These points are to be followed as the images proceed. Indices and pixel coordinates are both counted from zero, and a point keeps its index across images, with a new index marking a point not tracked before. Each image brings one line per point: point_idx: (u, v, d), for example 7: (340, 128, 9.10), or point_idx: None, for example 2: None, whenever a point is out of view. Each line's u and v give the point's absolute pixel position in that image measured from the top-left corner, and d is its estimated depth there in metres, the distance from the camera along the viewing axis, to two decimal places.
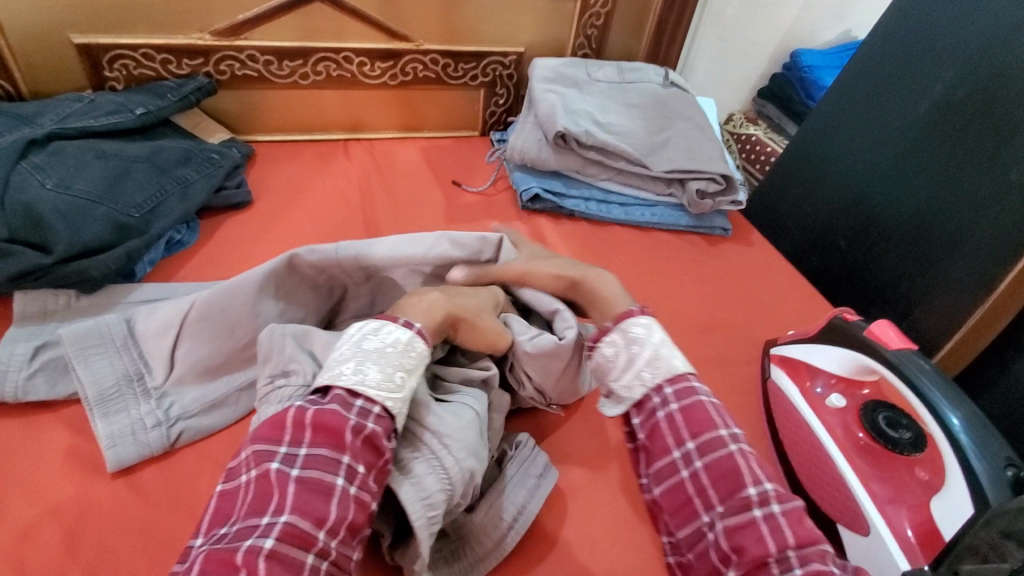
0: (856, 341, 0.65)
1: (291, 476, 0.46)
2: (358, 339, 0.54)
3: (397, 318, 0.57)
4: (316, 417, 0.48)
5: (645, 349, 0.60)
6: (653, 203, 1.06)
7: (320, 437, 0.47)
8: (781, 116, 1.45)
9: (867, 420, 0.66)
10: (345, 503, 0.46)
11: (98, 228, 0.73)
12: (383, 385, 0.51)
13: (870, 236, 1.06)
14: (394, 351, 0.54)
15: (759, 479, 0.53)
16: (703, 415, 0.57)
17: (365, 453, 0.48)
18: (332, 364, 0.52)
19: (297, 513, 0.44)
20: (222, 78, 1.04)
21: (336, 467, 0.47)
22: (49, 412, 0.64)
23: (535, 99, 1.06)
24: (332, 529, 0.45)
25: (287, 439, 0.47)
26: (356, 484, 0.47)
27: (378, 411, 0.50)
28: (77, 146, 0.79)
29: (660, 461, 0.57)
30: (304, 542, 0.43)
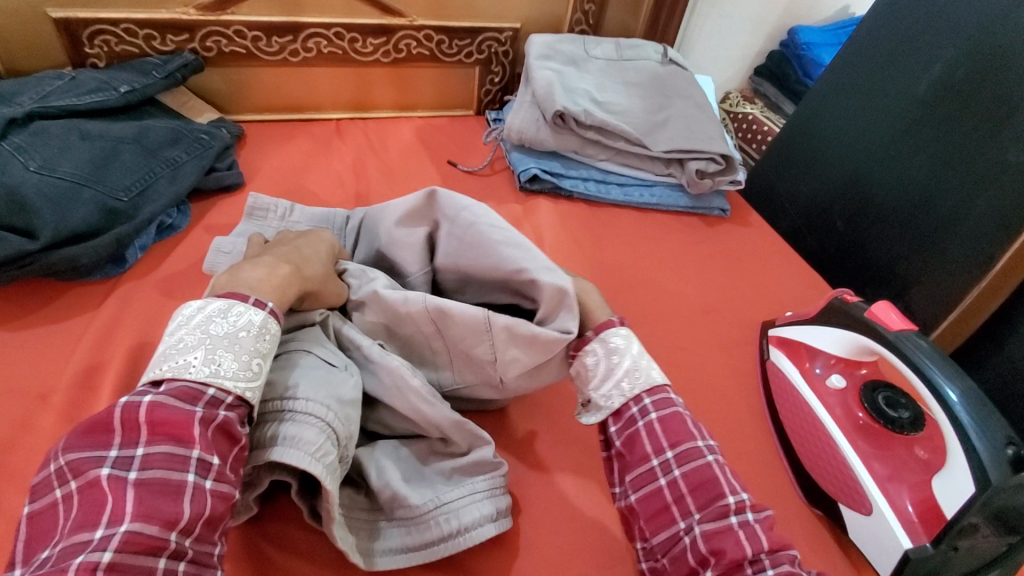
0: (858, 323, 0.65)
1: (126, 480, 0.41)
2: (203, 323, 0.50)
3: (246, 296, 0.53)
4: (151, 414, 0.43)
5: (624, 359, 0.59)
6: (652, 183, 1.05)
7: (160, 433, 0.43)
8: (778, 94, 1.44)
9: (866, 399, 0.67)
10: (200, 498, 0.42)
11: (85, 212, 0.70)
12: (240, 375, 0.48)
13: (866, 217, 1.06)
14: (249, 335, 0.51)
15: (735, 489, 0.52)
16: (681, 426, 0.56)
17: (217, 442, 0.45)
18: (172, 355, 0.48)
19: (142, 517, 0.40)
20: (208, 55, 1.00)
21: (182, 462, 0.43)
22: (39, 399, 0.61)
23: (531, 76, 1.03)
24: (185, 528, 0.41)
25: (119, 441, 0.43)
26: (212, 476, 0.44)
27: (231, 402, 0.47)
28: (59, 126, 0.76)
29: (637, 466, 0.55)
30: (152, 548, 0.40)
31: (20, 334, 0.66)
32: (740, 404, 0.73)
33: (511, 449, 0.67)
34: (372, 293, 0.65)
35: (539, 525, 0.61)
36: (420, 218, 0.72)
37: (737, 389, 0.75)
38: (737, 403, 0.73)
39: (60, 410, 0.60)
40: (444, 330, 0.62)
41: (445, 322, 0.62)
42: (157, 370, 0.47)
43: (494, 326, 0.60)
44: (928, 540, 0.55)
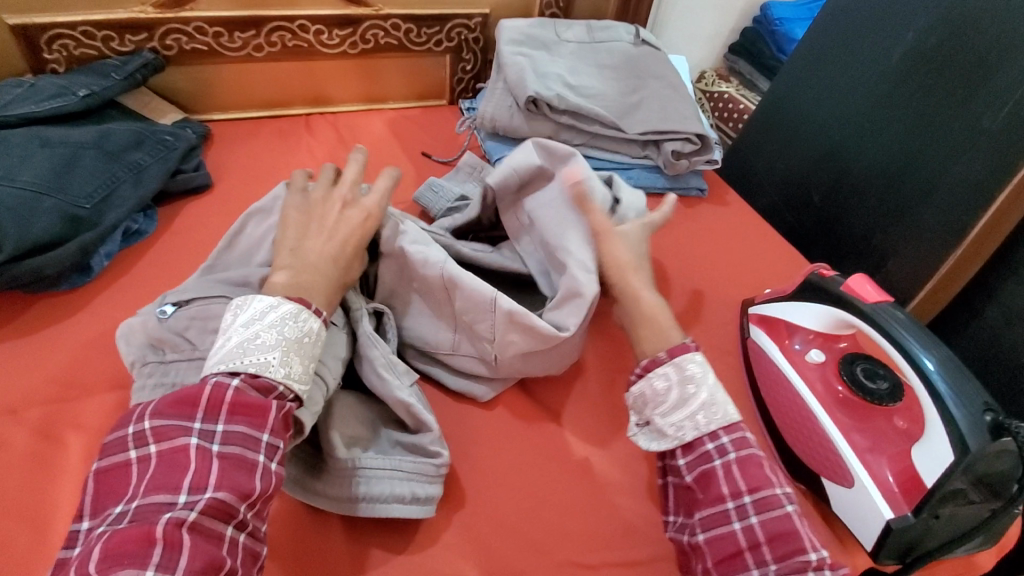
0: (834, 297, 0.65)
1: (211, 452, 0.46)
2: (277, 323, 0.52)
3: (310, 304, 0.54)
4: (236, 397, 0.47)
5: (700, 391, 0.57)
6: (628, 166, 1.04)
7: (239, 415, 0.47)
8: (752, 71, 1.43)
9: (844, 370, 0.67)
10: (268, 477, 0.47)
11: (47, 222, 0.68)
12: (307, 378, 0.52)
13: (843, 190, 1.07)
14: (314, 341, 0.53)
15: (815, 544, 0.50)
16: (759, 470, 0.54)
17: (284, 428, 0.49)
18: (251, 352, 0.50)
19: (223, 488, 0.45)
20: (170, 54, 0.97)
21: (256, 445, 0.47)
22: (10, 416, 0.59)
23: (503, 63, 1.02)
24: (253, 502, 0.46)
25: (200, 415, 0.47)
26: (278, 459, 0.48)
27: (294, 399, 0.51)
28: (22, 135, 0.74)
29: (709, 506, 0.54)
30: (226, 516, 0.44)
31: None
32: (722, 383, 0.74)
33: (495, 440, 0.66)
34: (399, 249, 0.66)
35: (526, 515, 0.61)
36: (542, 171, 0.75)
37: (718, 369, 0.75)
38: (718, 382, 0.74)
39: (32, 427, 0.59)
40: (457, 302, 0.65)
41: (454, 293, 0.65)
42: (233, 364, 0.50)
43: (499, 309, 0.63)
44: (909, 510, 0.55)
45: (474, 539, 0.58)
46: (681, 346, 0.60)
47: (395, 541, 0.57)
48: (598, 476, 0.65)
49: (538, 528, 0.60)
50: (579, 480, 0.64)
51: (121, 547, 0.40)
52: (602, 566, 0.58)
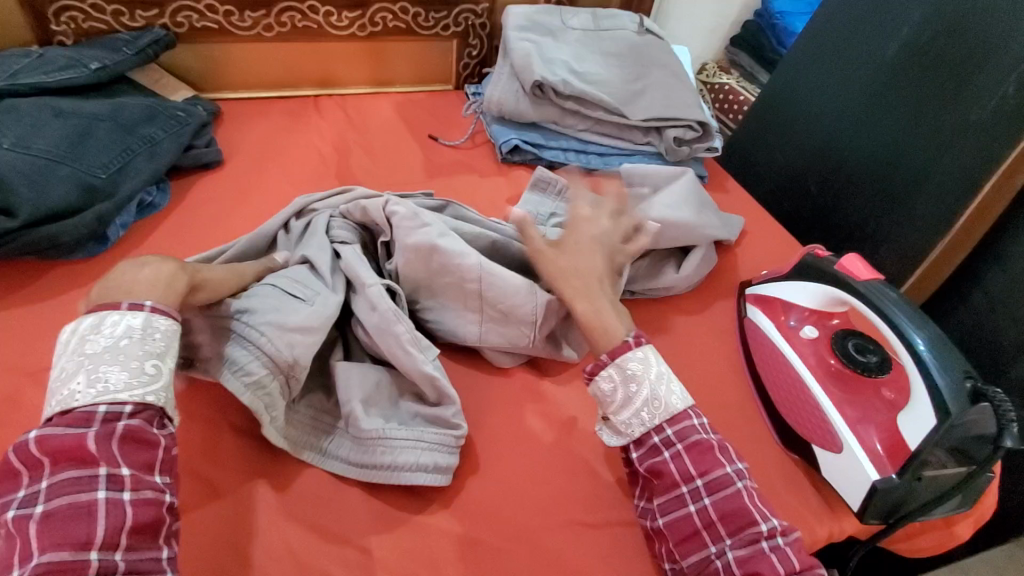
0: (828, 276, 0.69)
1: (32, 516, 0.42)
2: (78, 346, 0.48)
3: (116, 304, 0.50)
4: (43, 448, 0.44)
5: (643, 389, 0.59)
6: (631, 152, 1.06)
7: (60, 463, 0.44)
8: (753, 64, 1.46)
9: (837, 345, 0.70)
10: (115, 511, 0.43)
11: (63, 190, 0.68)
12: (132, 383, 0.48)
13: (838, 180, 1.10)
14: (130, 341, 0.48)
15: (767, 516, 0.55)
16: (709, 454, 0.57)
17: (124, 456, 0.45)
18: (58, 388, 0.47)
19: (54, 547, 0.41)
20: (180, 31, 0.98)
21: (92, 482, 0.43)
22: (28, 376, 0.61)
23: (509, 47, 1.04)
24: (105, 544, 0.42)
25: (27, 480, 0.44)
26: (126, 488, 0.45)
27: (131, 411, 0.47)
28: (31, 103, 0.74)
29: (666, 492, 0.57)
30: (75, 570, 0.41)
31: (5, 314, 0.66)
32: (720, 359, 0.77)
33: (501, 408, 0.69)
34: (428, 245, 0.68)
35: (531, 478, 0.63)
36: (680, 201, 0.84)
37: (715, 346, 0.78)
38: (716, 359, 0.77)
39: (52, 387, 0.61)
40: (487, 292, 0.69)
41: (486, 287, 0.69)
42: (49, 409, 0.47)
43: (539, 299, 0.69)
44: (894, 471, 0.59)
45: (481, 500, 0.61)
46: (623, 345, 0.62)
47: (408, 502, 0.60)
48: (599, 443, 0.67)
49: (540, 491, 0.62)
50: (583, 446, 0.67)
51: None
52: (604, 526, 0.61)
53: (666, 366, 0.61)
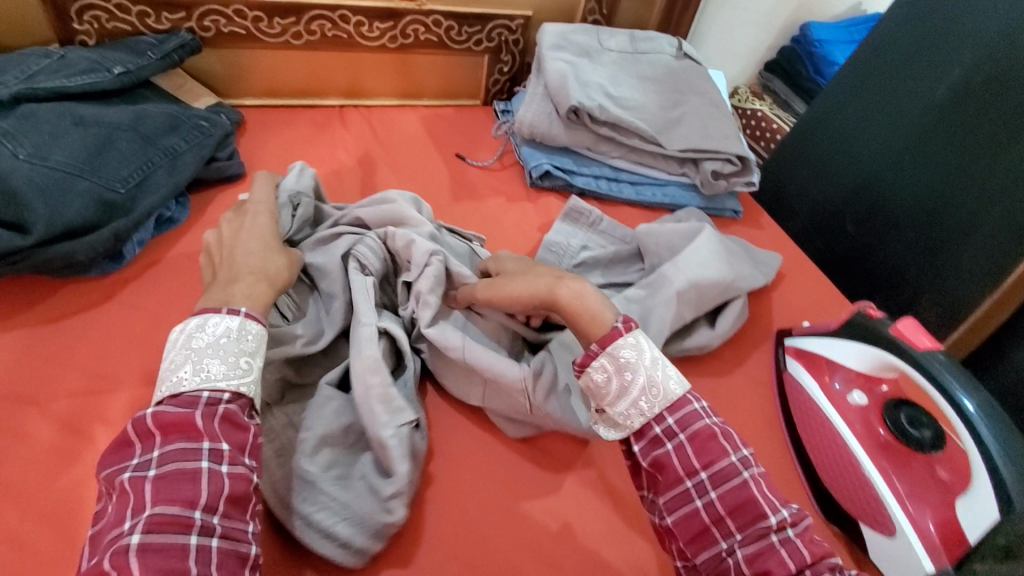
0: (880, 338, 0.65)
1: (147, 477, 0.45)
2: (185, 341, 0.52)
3: (221, 307, 0.54)
4: (159, 420, 0.47)
5: (638, 377, 0.54)
6: (664, 183, 1.03)
7: (172, 435, 0.47)
8: (788, 91, 1.43)
9: (888, 415, 0.67)
10: (215, 480, 0.46)
11: (79, 206, 0.65)
12: (230, 374, 0.51)
13: (876, 223, 1.06)
14: (230, 340, 0.53)
15: (775, 507, 0.50)
16: (713, 443, 0.53)
17: (225, 433, 0.49)
18: (166, 376, 0.50)
19: (165, 503, 0.44)
20: (206, 36, 0.95)
21: (196, 453, 0.46)
22: (35, 406, 0.58)
23: (544, 67, 1.00)
24: (208, 506, 0.45)
25: (140, 450, 0.47)
26: (226, 462, 0.47)
27: (230, 397, 0.50)
28: (50, 110, 0.70)
29: (670, 487, 0.53)
30: (183, 526, 0.43)
31: (11, 336, 0.62)
32: (756, 415, 0.73)
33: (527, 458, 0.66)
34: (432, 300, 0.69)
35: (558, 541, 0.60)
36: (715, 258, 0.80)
37: (750, 399, 0.75)
38: (751, 413, 0.73)
39: (60, 419, 0.58)
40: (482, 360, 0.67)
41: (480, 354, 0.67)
42: (157, 395, 0.50)
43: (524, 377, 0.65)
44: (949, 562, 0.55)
45: (504, 561, 0.59)
46: (611, 331, 0.56)
47: None
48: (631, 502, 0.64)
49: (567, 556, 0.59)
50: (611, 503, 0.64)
51: None
52: None
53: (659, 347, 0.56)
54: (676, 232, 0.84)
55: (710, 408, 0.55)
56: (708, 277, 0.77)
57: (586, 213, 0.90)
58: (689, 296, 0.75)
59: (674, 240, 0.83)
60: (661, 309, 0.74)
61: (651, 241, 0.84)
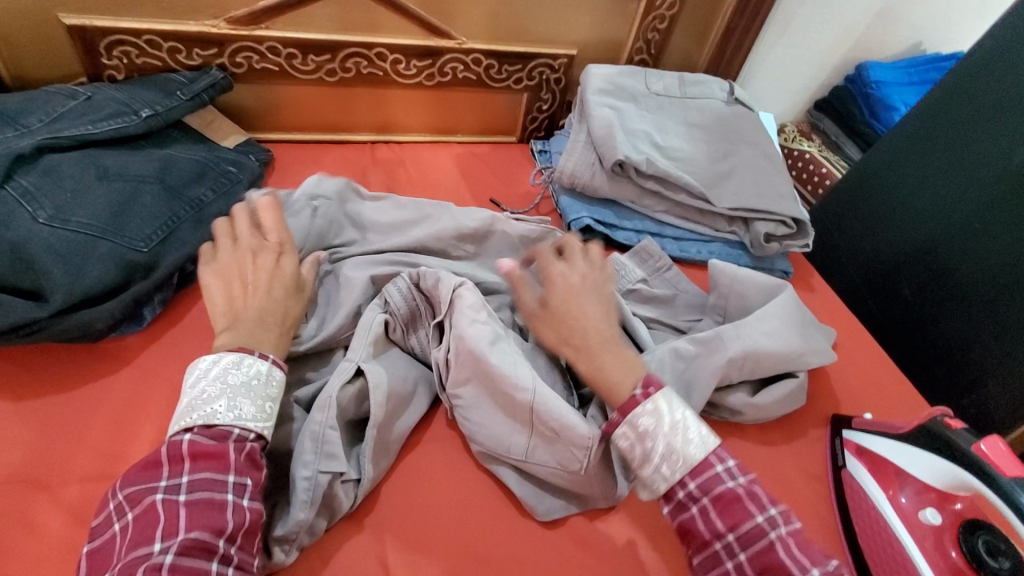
0: (960, 455, 0.58)
1: (178, 501, 0.47)
2: (220, 374, 0.53)
3: (254, 350, 0.56)
4: (192, 447, 0.49)
5: (658, 444, 0.55)
6: (710, 240, 0.97)
7: (201, 463, 0.49)
8: (839, 133, 1.37)
9: (964, 540, 0.60)
10: (242, 511, 0.48)
11: (100, 270, 0.61)
12: (258, 417, 0.53)
13: (939, 290, 0.99)
14: (261, 382, 0.55)
15: (806, 567, 0.48)
16: (736, 503, 0.53)
17: (249, 468, 0.51)
18: (198, 407, 0.52)
19: (197, 529, 0.46)
20: (239, 72, 0.91)
21: (227, 485, 0.49)
22: (42, 491, 0.54)
23: (588, 113, 0.94)
24: (231, 535, 0.47)
25: (167, 472, 0.49)
26: (248, 495, 0.50)
27: (256, 438, 0.53)
28: (74, 162, 0.67)
29: (700, 550, 0.53)
30: (207, 552, 0.45)
31: (22, 408, 0.59)
32: (812, 518, 0.67)
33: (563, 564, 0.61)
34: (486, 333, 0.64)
35: None
36: (790, 322, 0.75)
37: (803, 496, 0.69)
38: (803, 514, 0.67)
39: (68, 508, 0.54)
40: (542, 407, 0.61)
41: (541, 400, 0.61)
42: (184, 424, 0.51)
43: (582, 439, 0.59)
44: None
45: None
46: (629, 399, 0.57)
47: None
48: None
49: None
50: None
51: None
52: None
53: (683, 412, 0.56)
54: (751, 285, 0.78)
55: (735, 469, 0.55)
56: (770, 347, 0.71)
57: (657, 255, 0.88)
58: (744, 364, 0.70)
59: (749, 290, 0.78)
60: (708, 376, 0.69)
61: (723, 283, 0.79)
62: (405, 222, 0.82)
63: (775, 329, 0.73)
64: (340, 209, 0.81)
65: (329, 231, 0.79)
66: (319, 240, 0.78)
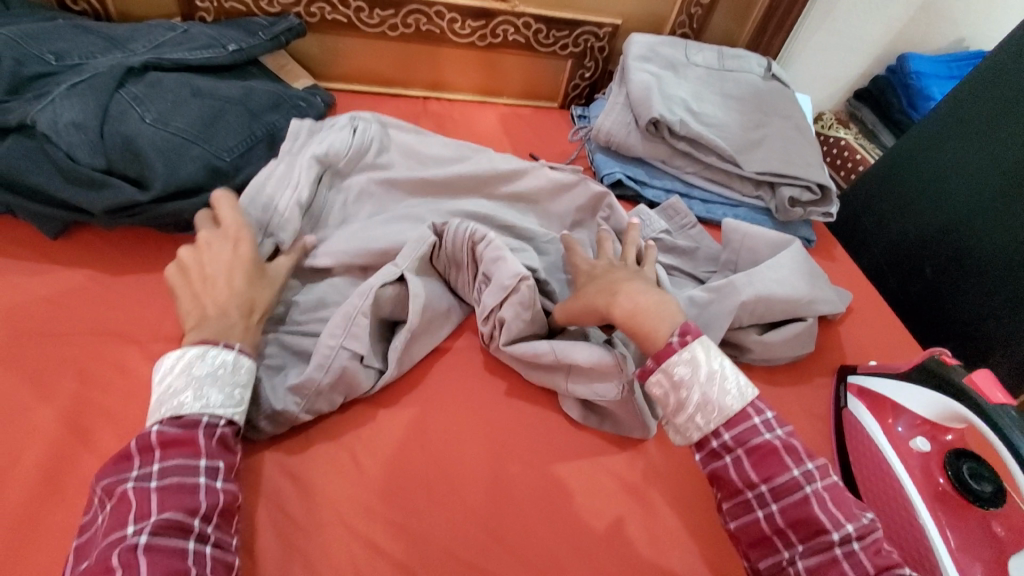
0: (952, 387, 0.63)
1: (148, 488, 0.48)
2: (184, 366, 0.54)
3: (217, 340, 0.55)
4: (161, 437, 0.50)
5: (694, 394, 0.54)
6: (737, 204, 1.01)
7: (172, 451, 0.50)
8: (876, 121, 1.39)
9: (950, 465, 0.66)
10: (212, 493, 0.50)
11: (191, 170, 0.70)
12: (227, 402, 0.54)
13: (958, 268, 1.01)
14: (229, 368, 0.55)
15: (840, 521, 0.49)
16: (773, 457, 0.52)
17: (219, 451, 0.52)
18: (166, 400, 0.52)
19: (168, 510, 0.47)
20: (311, 21, 1.01)
21: (197, 468, 0.50)
22: (135, 345, 0.64)
23: (628, 77, 1.00)
24: (206, 516, 0.49)
25: (138, 463, 0.50)
26: (220, 477, 0.51)
27: (226, 423, 0.54)
28: (174, 80, 0.77)
29: (731, 497, 0.54)
30: (182, 531, 0.47)
31: (121, 281, 0.69)
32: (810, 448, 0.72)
33: (577, 457, 0.66)
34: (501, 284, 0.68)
35: (600, 539, 0.60)
36: (798, 272, 0.79)
37: (804, 430, 0.74)
38: (802, 444, 0.72)
39: (155, 360, 0.63)
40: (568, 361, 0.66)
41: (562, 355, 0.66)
42: (156, 415, 0.52)
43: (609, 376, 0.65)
44: None
45: (545, 552, 0.59)
46: (666, 347, 0.56)
47: (476, 537, 0.58)
48: (677, 512, 0.64)
49: (609, 554, 0.59)
50: (657, 511, 0.63)
51: None
52: None
53: (722, 361, 0.55)
54: (762, 240, 0.83)
55: (774, 422, 0.54)
56: (780, 293, 0.75)
57: (681, 211, 0.93)
58: (754, 308, 0.75)
59: (760, 246, 0.84)
60: (720, 319, 0.73)
61: (735, 238, 0.84)
62: (446, 160, 0.88)
63: (782, 277, 0.77)
64: (380, 130, 0.87)
65: (367, 149, 0.84)
66: (357, 155, 0.83)
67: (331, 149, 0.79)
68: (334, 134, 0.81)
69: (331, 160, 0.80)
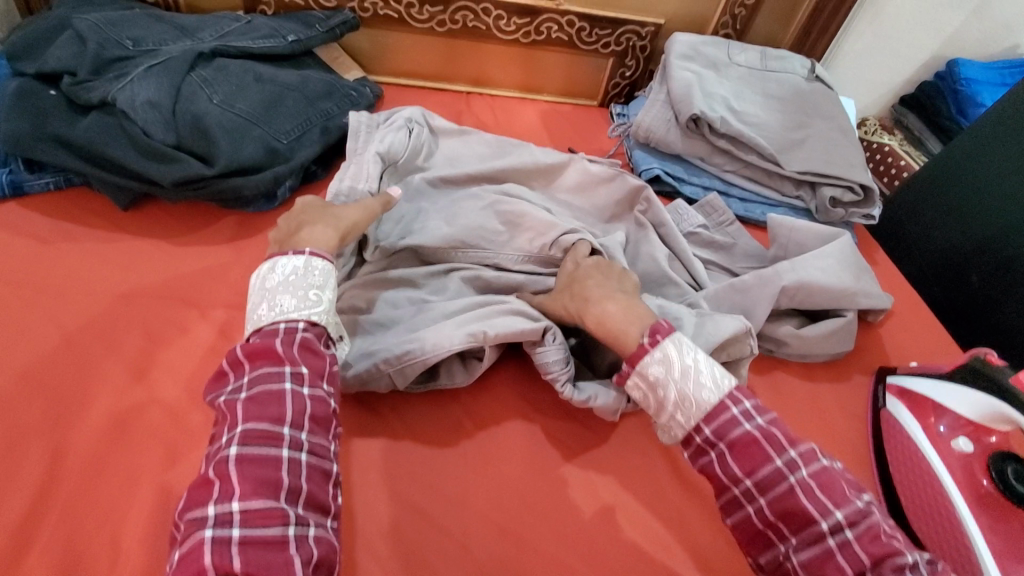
0: (999, 388, 0.63)
1: (238, 399, 0.49)
2: (261, 282, 0.57)
3: (286, 249, 0.59)
4: (247, 350, 0.52)
5: (670, 392, 0.53)
6: (776, 204, 1.01)
7: (259, 362, 0.51)
8: (924, 129, 1.36)
9: (993, 467, 0.65)
10: (299, 400, 0.49)
11: (252, 150, 0.75)
12: (301, 304, 0.55)
13: (1006, 278, 0.99)
14: (298, 276, 0.57)
15: (827, 509, 0.47)
16: (756, 449, 0.50)
17: (303, 359, 0.52)
18: (250, 313, 0.56)
19: (255, 420, 0.47)
20: (364, 16, 1.05)
21: (281, 375, 0.50)
22: (197, 310, 0.68)
23: (669, 74, 1.01)
24: (295, 423, 0.48)
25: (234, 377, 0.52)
26: (305, 385, 0.51)
27: (306, 326, 0.55)
28: (239, 65, 0.82)
29: (719, 494, 0.52)
30: (271, 439, 0.46)
31: (184, 250, 0.73)
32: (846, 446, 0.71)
33: (611, 440, 0.67)
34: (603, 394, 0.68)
35: (632, 519, 0.61)
36: (841, 265, 0.79)
37: (839, 425, 0.73)
38: (837, 442, 0.71)
39: (214, 325, 0.67)
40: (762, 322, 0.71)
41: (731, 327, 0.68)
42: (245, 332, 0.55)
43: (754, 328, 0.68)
44: None
45: (578, 527, 0.60)
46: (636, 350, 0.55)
47: (512, 509, 0.60)
48: (708, 499, 0.64)
49: (640, 533, 0.60)
50: (689, 498, 0.64)
51: (196, 488, 0.44)
52: None
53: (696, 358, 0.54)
54: (810, 232, 0.84)
55: (754, 411, 0.52)
56: (823, 283, 0.76)
57: (718, 207, 0.93)
58: (794, 294, 0.76)
59: (806, 239, 0.84)
60: (761, 303, 0.75)
61: (782, 235, 0.85)
62: (489, 155, 0.91)
63: (825, 266, 0.78)
64: (427, 133, 0.89)
65: (419, 152, 0.86)
66: (411, 156, 0.85)
67: (392, 148, 0.81)
68: (390, 134, 0.83)
69: (391, 158, 0.82)
